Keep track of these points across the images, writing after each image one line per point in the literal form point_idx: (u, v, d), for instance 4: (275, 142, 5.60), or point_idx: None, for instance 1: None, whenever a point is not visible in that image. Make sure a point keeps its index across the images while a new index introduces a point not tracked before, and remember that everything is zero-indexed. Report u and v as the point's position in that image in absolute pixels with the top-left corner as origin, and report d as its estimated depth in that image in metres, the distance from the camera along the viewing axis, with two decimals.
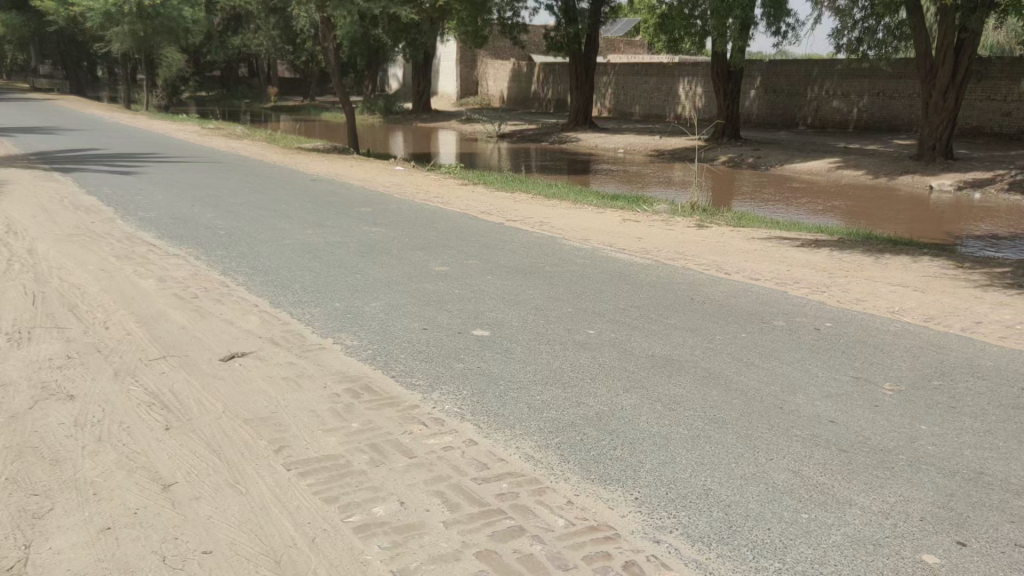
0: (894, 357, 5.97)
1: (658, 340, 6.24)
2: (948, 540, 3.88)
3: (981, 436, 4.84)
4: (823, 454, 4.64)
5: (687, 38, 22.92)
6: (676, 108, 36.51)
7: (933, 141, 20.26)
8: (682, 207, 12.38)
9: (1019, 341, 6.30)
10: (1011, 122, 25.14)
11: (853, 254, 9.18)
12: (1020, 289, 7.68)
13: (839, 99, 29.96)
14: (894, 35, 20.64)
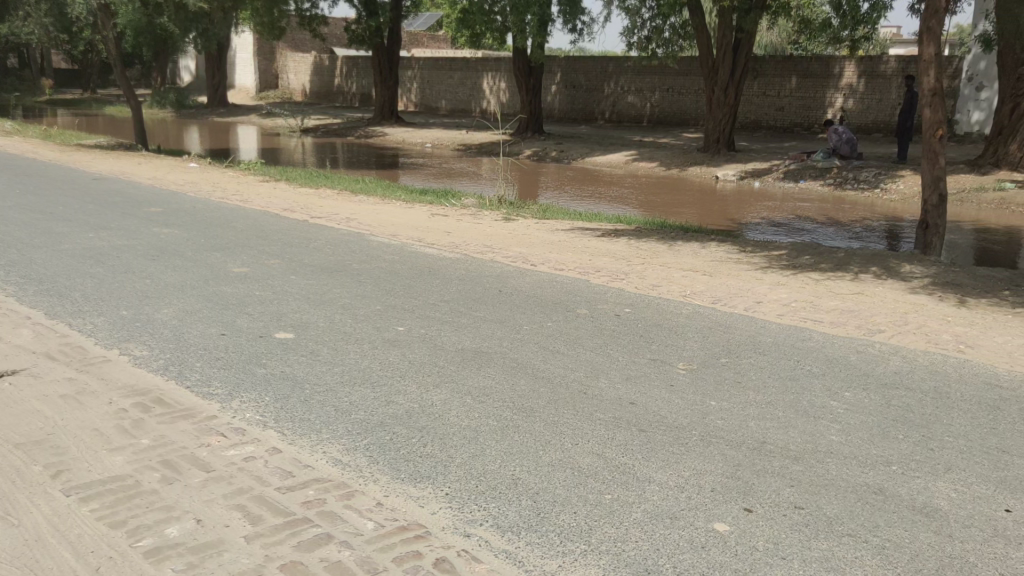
0: (686, 338, 6.33)
1: (467, 333, 6.28)
2: (736, 507, 4.16)
3: (764, 407, 5.23)
4: (625, 435, 4.84)
5: (489, 33, 23.24)
6: (482, 103, 36.99)
7: (717, 134, 21.68)
8: (489, 201, 12.56)
9: (794, 317, 6.88)
10: (784, 116, 27.47)
11: (648, 241, 9.68)
12: (793, 270, 8.38)
13: (634, 94, 31.52)
14: (679, 34, 21.96)
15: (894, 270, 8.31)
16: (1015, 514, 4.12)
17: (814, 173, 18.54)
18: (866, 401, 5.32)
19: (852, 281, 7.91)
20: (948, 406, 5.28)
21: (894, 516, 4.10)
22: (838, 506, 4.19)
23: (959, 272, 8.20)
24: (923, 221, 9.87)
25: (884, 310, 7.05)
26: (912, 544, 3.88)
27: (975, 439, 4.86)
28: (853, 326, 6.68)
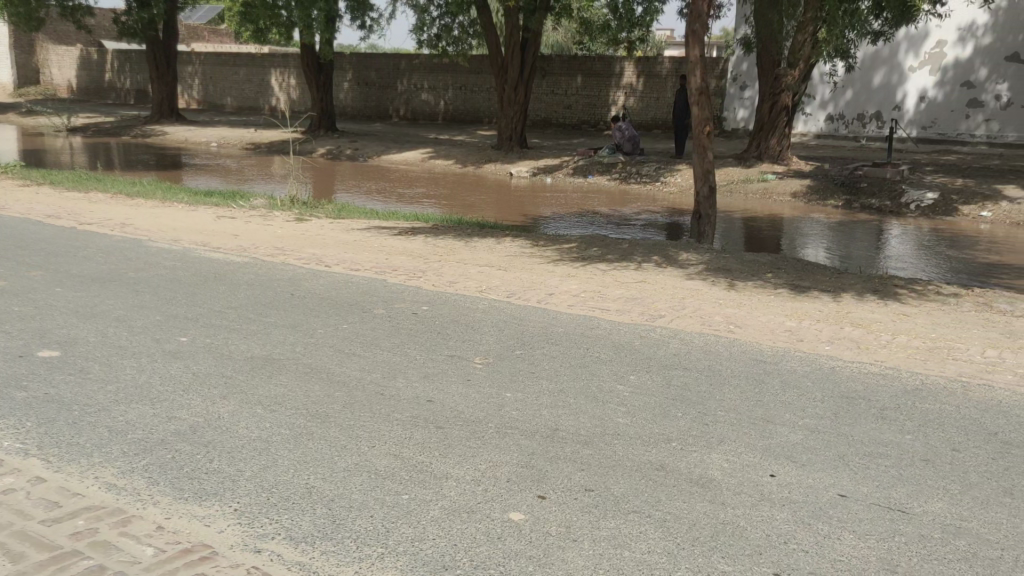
0: (482, 333, 6.42)
1: (258, 340, 6.04)
2: (531, 495, 4.27)
3: (556, 396, 5.40)
4: (423, 433, 4.83)
5: (274, 28, 22.47)
6: (270, 100, 35.67)
7: (509, 132, 22.18)
8: (281, 201, 12.15)
9: (584, 307, 7.17)
10: (572, 113, 28.58)
11: (443, 239, 9.73)
12: (582, 262, 8.72)
13: (427, 91, 31.63)
14: (469, 33, 22.27)
15: (673, 258, 8.85)
16: (778, 478, 4.52)
17: (601, 168, 19.43)
18: (649, 382, 5.64)
19: (636, 271, 8.35)
20: (721, 382, 5.70)
21: (674, 490, 4.38)
22: (624, 485, 4.41)
23: (729, 258, 8.88)
24: (697, 212, 10.61)
25: (665, 296, 7.48)
26: (690, 515, 4.15)
27: (744, 412, 5.28)
28: (637, 313, 7.05)
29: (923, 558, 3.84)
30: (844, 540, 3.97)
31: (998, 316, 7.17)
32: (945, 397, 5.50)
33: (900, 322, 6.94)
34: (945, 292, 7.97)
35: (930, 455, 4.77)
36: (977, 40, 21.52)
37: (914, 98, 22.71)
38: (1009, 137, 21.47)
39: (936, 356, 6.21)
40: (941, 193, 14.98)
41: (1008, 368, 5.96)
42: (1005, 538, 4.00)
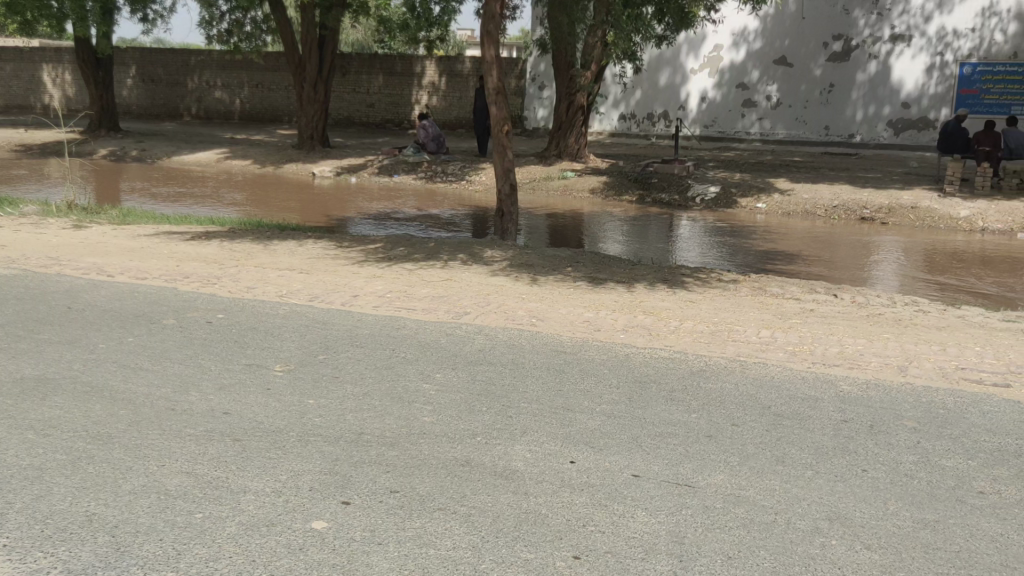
0: (283, 340, 6.21)
1: (28, 360, 5.51)
2: (334, 502, 4.18)
3: (360, 399, 5.32)
4: (217, 448, 4.61)
5: (42, 19, 20.65)
6: (43, 98, 32.79)
7: (310, 131, 21.64)
8: (56, 208, 11.17)
9: (389, 308, 7.12)
10: (376, 112, 28.32)
11: (240, 242, 9.35)
12: (388, 262, 8.65)
13: (221, 89, 30.25)
14: (262, 29, 21.53)
15: (478, 256, 8.98)
16: (577, 464, 4.69)
17: (406, 167, 19.40)
18: (454, 380, 5.68)
19: (441, 269, 8.40)
20: (523, 374, 5.85)
21: (478, 484, 4.43)
22: (430, 484, 4.41)
23: (532, 254, 9.12)
24: (500, 210, 10.83)
25: (470, 293, 7.57)
26: (495, 507, 4.22)
27: (545, 401, 5.45)
28: (443, 310, 7.09)
29: (707, 528, 4.12)
30: (636, 518, 4.18)
31: (771, 299, 7.82)
32: (725, 375, 5.94)
33: (687, 309, 7.40)
34: (726, 279, 8.60)
35: (712, 431, 5.13)
36: (749, 44, 23.40)
37: (696, 99, 24.33)
38: (779, 135, 23.48)
39: (719, 338, 6.69)
40: (722, 186, 16.15)
41: (779, 347, 6.52)
42: (777, 503, 4.36)
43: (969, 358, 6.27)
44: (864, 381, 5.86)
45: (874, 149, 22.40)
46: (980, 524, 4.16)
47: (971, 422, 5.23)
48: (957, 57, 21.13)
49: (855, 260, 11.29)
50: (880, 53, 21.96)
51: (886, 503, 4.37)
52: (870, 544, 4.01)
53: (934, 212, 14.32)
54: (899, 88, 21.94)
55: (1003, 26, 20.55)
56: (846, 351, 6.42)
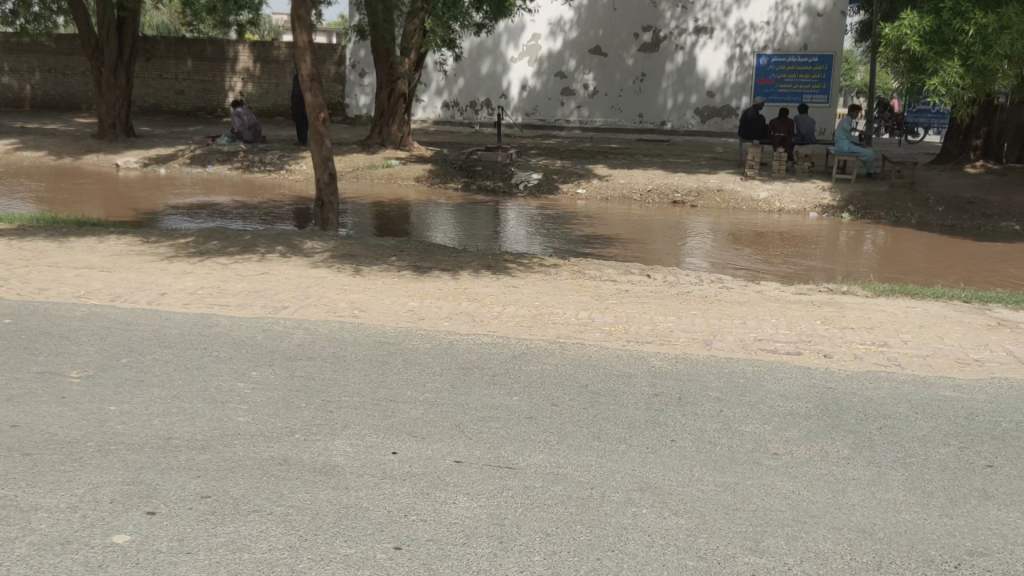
0: (81, 343, 5.79)
1: None
2: (138, 513, 3.93)
3: (168, 403, 5.04)
4: (4, 464, 4.24)
5: None
6: None
7: (112, 119, 20.26)
8: None
9: (200, 305, 6.80)
10: (186, 99, 26.89)
11: (30, 241, 8.61)
12: (199, 257, 8.24)
13: (7, 74, 27.68)
14: (51, 9, 19.87)
15: (298, 247, 8.73)
16: (399, 455, 4.66)
17: (220, 157, 18.56)
18: (271, 377, 5.49)
19: (259, 262, 8.10)
20: (344, 367, 5.74)
21: (297, 483, 4.31)
22: (243, 486, 4.24)
23: (353, 244, 8.97)
24: (319, 199, 10.59)
25: (288, 287, 7.35)
26: (313, 505, 4.12)
27: (367, 393, 5.37)
28: (259, 306, 6.84)
29: (527, 508, 4.20)
30: (458, 504, 4.21)
31: (590, 281, 8.09)
32: (545, 357, 6.08)
33: (509, 295, 7.51)
34: (548, 264, 8.80)
35: (532, 412, 5.24)
36: (565, 34, 24.01)
37: (517, 87, 24.73)
38: (597, 122, 24.30)
39: (540, 321, 6.84)
40: (544, 173, 16.53)
41: (597, 327, 6.75)
42: (593, 478, 4.52)
43: (766, 330, 6.75)
44: (674, 356, 6.18)
45: (684, 136, 23.67)
46: (773, 483, 4.49)
47: (767, 389, 5.64)
48: (754, 48, 22.63)
49: (669, 241, 11.89)
50: (686, 44, 23.19)
51: (692, 470, 4.64)
52: (677, 510, 4.23)
53: (738, 194, 15.29)
54: (704, 78, 23.28)
55: (794, 20, 22.18)
56: (659, 329, 6.73)
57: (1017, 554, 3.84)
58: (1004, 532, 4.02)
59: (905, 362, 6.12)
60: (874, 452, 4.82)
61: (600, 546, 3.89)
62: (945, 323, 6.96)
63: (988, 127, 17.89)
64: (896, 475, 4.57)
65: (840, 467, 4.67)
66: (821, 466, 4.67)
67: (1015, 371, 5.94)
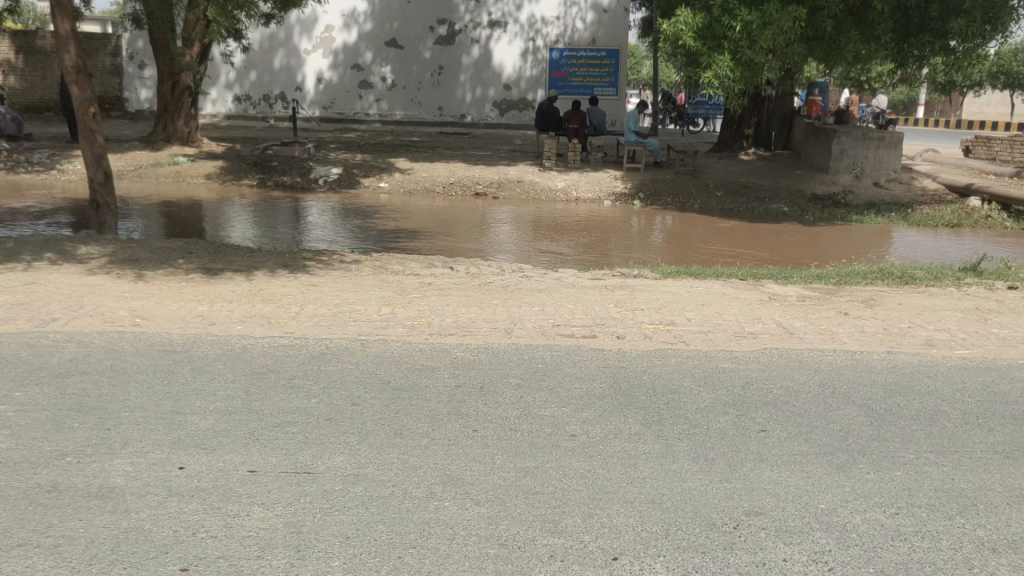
0: None
1: None
2: None
3: None
4: None
5: None
6: None
7: None
8: None
9: None
10: None
11: None
12: None
13: None
14: None
15: (70, 253, 8.03)
16: (187, 469, 4.38)
17: None
18: (39, 396, 5.01)
19: (22, 271, 7.38)
20: (123, 381, 5.32)
21: (69, 510, 3.95)
22: (6, 519, 3.83)
23: (134, 247, 8.37)
24: (93, 201, 9.81)
25: (57, 297, 6.74)
26: (87, 532, 3.79)
27: (150, 407, 5.01)
28: (23, 319, 6.22)
29: (326, 513, 4.08)
30: (252, 515, 4.01)
31: (392, 276, 8.00)
32: (346, 356, 5.94)
33: (307, 293, 7.29)
34: (348, 260, 8.63)
35: (333, 414, 5.09)
36: (359, 26, 23.67)
37: (313, 80, 24.10)
38: (397, 116, 24.12)
39: (340, 320, 6.67)
40: (344, 168, 16.22)
41: (398, 322, 6.67)
42: (393, 475, 4.46)
43: (563, 315, 6.94)
44: (476, 347, 6.23)
45: (484, 128, 24.05)
46: (571, 464, 4.62)
47: (564, 372, 5.81)
48: (546, 42, 23.30)
49: (473, 233, 12.01)
50: (481, 37, 23.49)
51: (494, 458, 4.68)
52: (479, 500, 4.26)
53: (536, 185, 15.70)
54: (500, 71, 23.71)
55: (582, 15, 23.04)
56: (460, 320, 6.76)
57: (788, 510, 4.16)
58: (775, 491, 4.34)
59: (689, 338, 6.51)
60: (663, 426, 5.08)
61: (402, 543, 3.84)
62: (723, 300, 7.47)
63: (757, 117, 19.46)
64: (682, 447, 4.84)
65: (632, 443, 4.88)
66: (614, 444, 4.86)
67: (785, 341, 6.46)
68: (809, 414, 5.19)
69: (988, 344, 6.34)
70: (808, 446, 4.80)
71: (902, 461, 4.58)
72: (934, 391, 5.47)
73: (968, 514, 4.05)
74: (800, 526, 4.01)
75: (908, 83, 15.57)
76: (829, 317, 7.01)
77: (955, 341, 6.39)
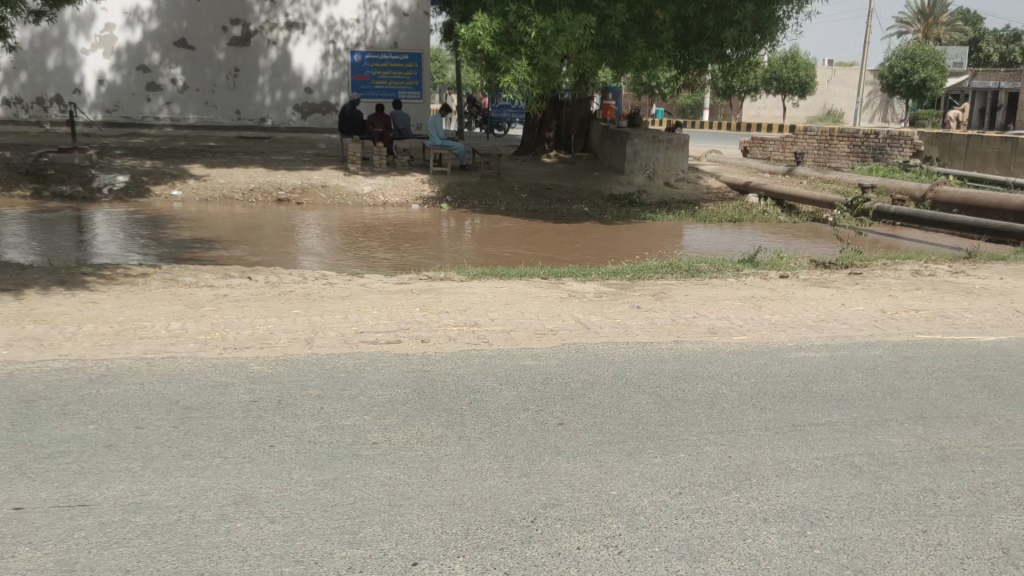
0: None
1: None
2: None
3: None
4: None
5: None
6: None
7: None
8: None
9: None
10: None
11: None
12: None
13: None
14: None
15: None
16: None
17: None
18: None
19: None
20: None
21: None
22: None
23: None
24: None
25: None
26: None
27: None
28: None
29: (103, 546, 3.79)
30: (18, 556, 3.66)
31: (183, 289, 7.60)
32: (129, 377, 5.56)
33: (86, 311, 6.76)
34: (134, 273, 8.10)
35: (113, 440, 4.75)
36: (144, 24, 22.35)
37: (94, 82, 22.47)
38: (190, 119, 22.95)
39: (123, 338, 6.24)
40: (132, 176, 15.24)
41: (190, 337, 6.33)
42: (180, 500, 4.21)
43: (367, 322, 6.85)
44: (274, 359, 6.01)
45: (286, 132, 23.38)
46: (371, 472, 4.56)
47: (366, 380, 5.72)
48: (347, 45, 22.97)
49: (276, 240, 11.62)
50: (278, 39, 22.80)
51: (291, 473, 4.53)
52: (273, 518, 4.10)
53: (341, 189, 15.43)
54: (300, 74, 23.13)
55: (382, 18, 22.93)
56: (257, 332, 6.51)
57: (582, 499, 4.29)
58: (571, 481, 4.48)
59: (492, 338, 6.61)
60: (463, 426, 5.12)
61: (189, 571, 3.63)
62: (525, 299, 7.65)
63: (558, 121, 20.17)
64: (483, 445, 4.90)
65: (434, 446, 4.88)
66: (416, 448, 4.85)
67: (581, 336, 6.70)
68: (603, 405, 5.40)
69: (761, 329, 6.88)
70: (602, 435, 5.00)
71: (686, 443, 4.86)
72: (715, 375, 5.88)
73: (743, 488, 4.35)
74: (593, 514, 4.15)
75: (691, 89, 16.68)
76: (624, 311, 7.35)
77: (733, 328, 6.89)
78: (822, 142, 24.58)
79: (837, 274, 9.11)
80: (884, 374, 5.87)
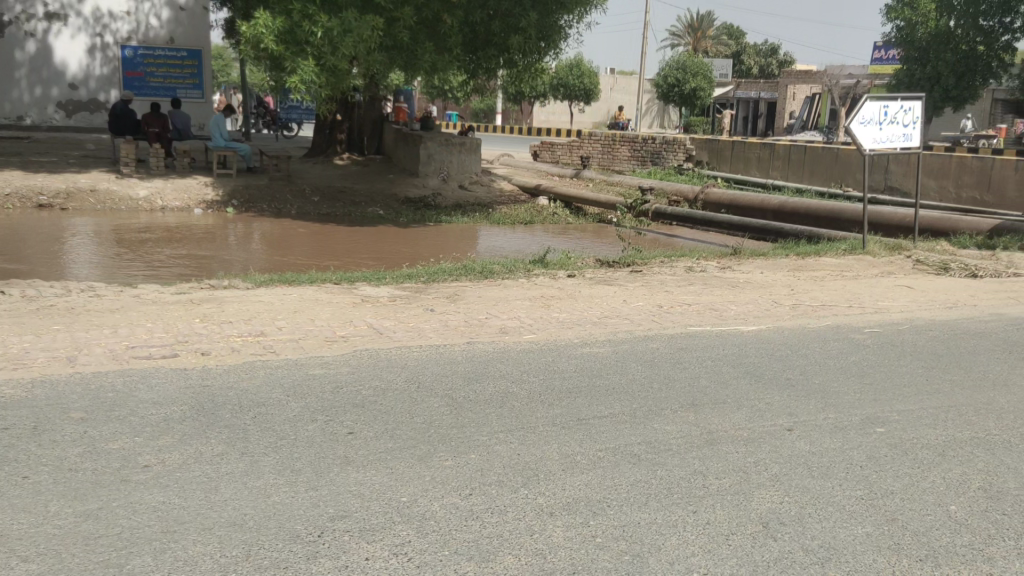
0: None
1: None
2: None
3: None
4: None
5: None
6: None
7: None
8: None
9: None
10: None
11: None
12: None
13: None
14: None
15: None
16: None
17: None
18: None
19: None
20: None
21: None
22: None
23: None
24: None
25: None
26: None
27: None
28: None
29: None
30: None
31: None
32: None
33: None
34: None
35: None
36: None
37: None
38: None
39: None
40: None
41: None
42: None
43: (140, 336, 6.37)
44: (29, 381, 5.44)
45: (48, 132, 21.50)
46: (142, 498, 4.21)
47: (137, 399, 5.29)
48: (117, 39, 21.37)
49: (37, 249, 10.58)
50: (35, 30, 20.83)
51: (46, 506, 4.09)
52: (26, 557, 3.68)
53: (114, 193, 14.32)
54: (63, 69, 21.30)
55: (156, 11, 21.50)
56: (10, 352, 5.87)
57: (371, 508, 4.20)
58: (360, 491, 4.37)
59: (279, 348, 6.35)
60: (247, 441, 4.87)
61: None
62: (315, 305, 7.42)
63: (349, 122, 19.83)
64: (267, 461, 4.67)
65: (213, 464, 4.60)
66: (194, 469, 4.54)
67: (372, 341, 6.59)
68: (394, 411, 5.33)
69: (549, 327, 7.07)
70: (392, 442, 4.92)
71: (476, 444, 4.89)
72: (505, 374, 5.97)
73: (531, 484, 4.44)
74: (382, 523, 4.07)
75: (481, 93, 16.97)
76: (417, 315, 7.31)
77: (523, 328, 7.03)
78: (605, 146, 25.92)
79: (619, 272, 9.57)
80: (660, 365, 6.22)
